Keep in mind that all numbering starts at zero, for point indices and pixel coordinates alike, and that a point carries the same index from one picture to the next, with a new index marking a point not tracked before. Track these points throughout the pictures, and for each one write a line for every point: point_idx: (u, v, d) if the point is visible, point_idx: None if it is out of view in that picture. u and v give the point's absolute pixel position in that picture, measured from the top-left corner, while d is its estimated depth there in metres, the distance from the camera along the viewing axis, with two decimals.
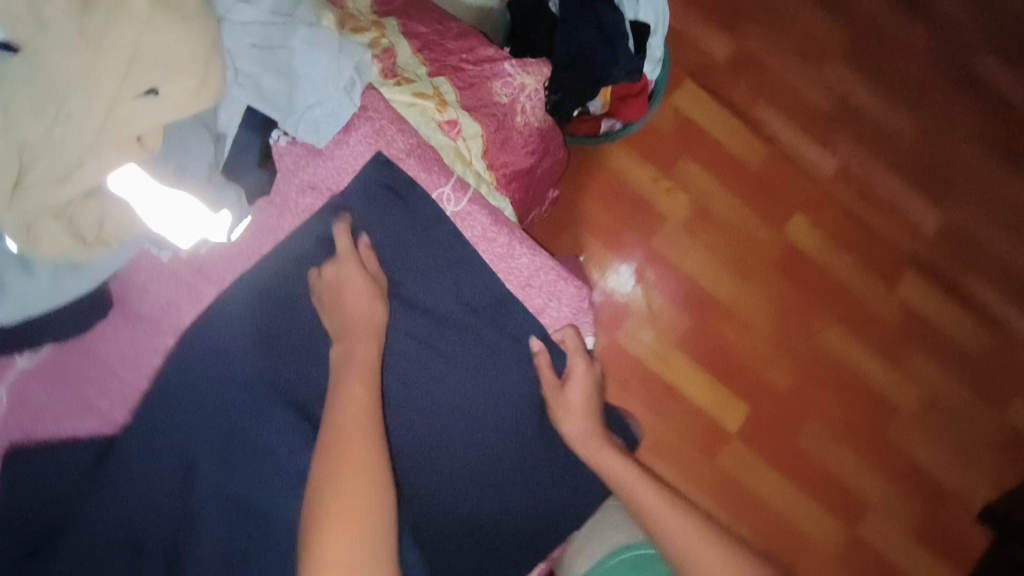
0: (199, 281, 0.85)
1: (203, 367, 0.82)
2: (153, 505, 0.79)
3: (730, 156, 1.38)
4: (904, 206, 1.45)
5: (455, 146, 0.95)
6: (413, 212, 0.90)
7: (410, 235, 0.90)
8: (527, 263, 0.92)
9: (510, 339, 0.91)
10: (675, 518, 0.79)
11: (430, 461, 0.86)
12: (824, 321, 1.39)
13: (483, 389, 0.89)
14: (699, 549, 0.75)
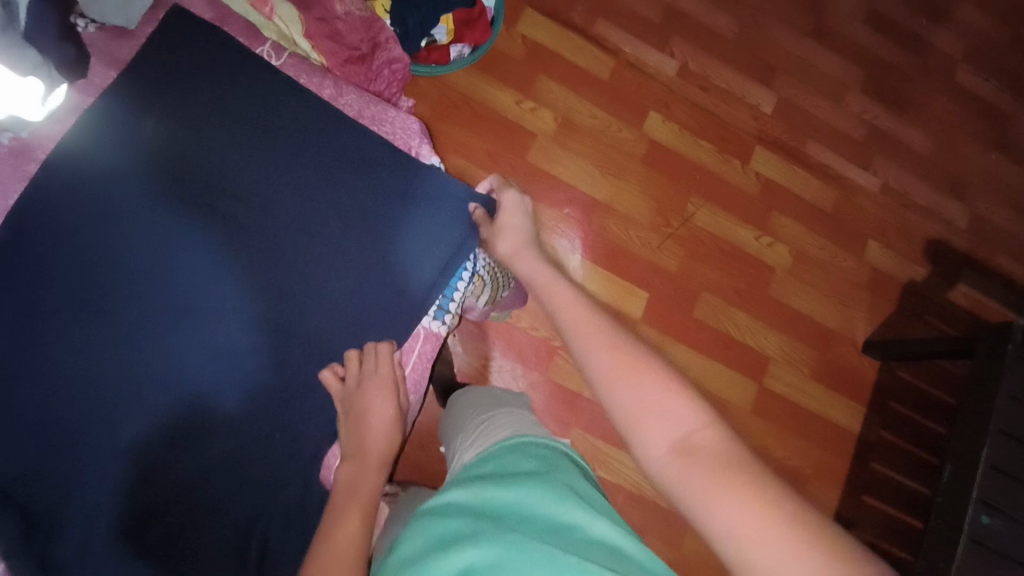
0: (22, 161, 0.92)
1: (60, 259, 0.87)
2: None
3: (581, 71, 1.51)
4: (740, 92, 1.63)
5: (272, 23, 1.08)
6: (237, 54, 1.01)
7: (226, 87, 0.98)
8: (355, 99, 1.08)
9: (358, 159, 1.00)
10: (583, 329, 0.75)
11: (291, 292, 0.93)
12: (696, 202, 1.53)
13: (320, 222, 0.96)
14: (599, 342, 0.72)
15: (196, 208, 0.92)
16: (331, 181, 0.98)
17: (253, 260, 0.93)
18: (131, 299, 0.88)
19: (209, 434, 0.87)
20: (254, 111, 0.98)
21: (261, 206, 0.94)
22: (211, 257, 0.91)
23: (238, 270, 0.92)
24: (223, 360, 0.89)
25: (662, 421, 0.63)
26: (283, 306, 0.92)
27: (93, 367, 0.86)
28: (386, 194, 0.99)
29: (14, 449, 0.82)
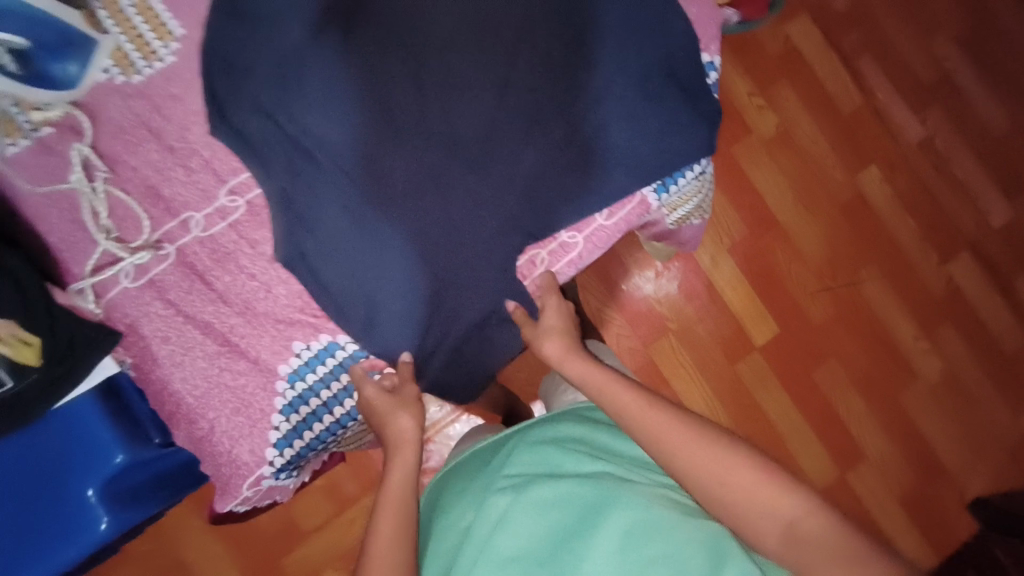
0: None
1: (323, 25, 0.61)
2: (230, 93, 0.61)
3: (824, 95, 1.45)
4: (974, 191, 1.49)
5: None
6: None
7: None
8: None
9: (640, 51, 0.66)
10: (611, 387, 0.59)
11: (509, 169, 0.64)
12: (872, 271, 1.44)
13: (573, 113, 0.65)
14: (642, 415, 0.55)
15: (432, 30, 0.63)
16: (606, 53, 0.66)
17: (506, 118, 0.64)
18: (370, 96, 0.61)
19: (369, 293, 0.62)
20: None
21: (550, 19, 0.65)
22: (474, 18, 0.64)
23: (534, 73, 0.64)
24: (424, 152, 0.62)
25: (751, 504, 0.48)
26: (495, 140, 0.64)
27: (272, 159, 0.61)
28: (680, 90, 0.68)
29: (142, 172, 0.61)
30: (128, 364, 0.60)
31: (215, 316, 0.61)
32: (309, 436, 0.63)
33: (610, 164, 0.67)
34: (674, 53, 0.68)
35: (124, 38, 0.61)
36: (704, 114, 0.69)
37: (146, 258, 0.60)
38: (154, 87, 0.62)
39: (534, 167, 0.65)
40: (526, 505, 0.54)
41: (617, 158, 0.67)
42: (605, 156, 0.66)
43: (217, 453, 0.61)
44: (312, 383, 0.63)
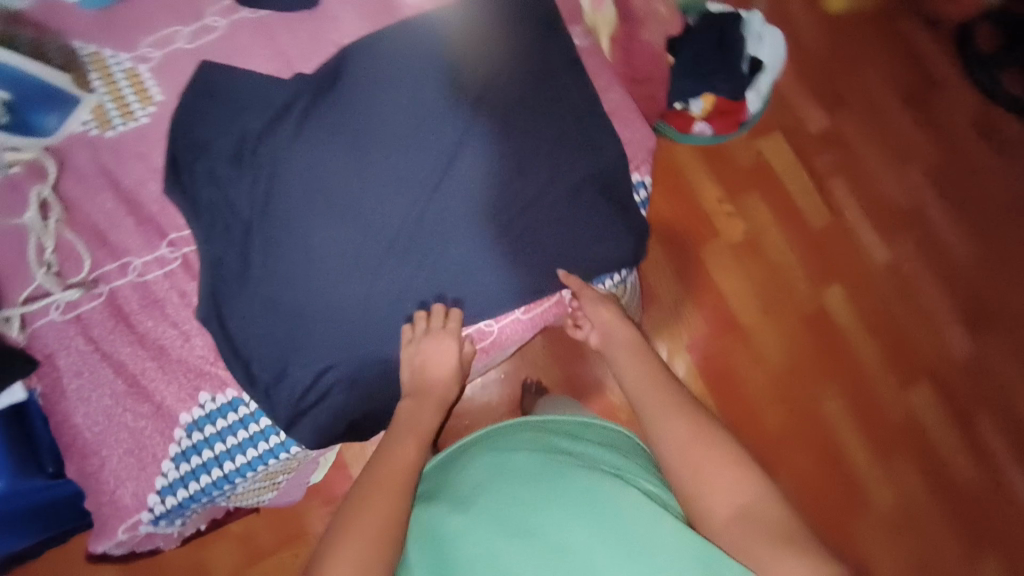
0: (383, 18, 0.75)
1: (288, 115, 0.69)
2: (196, 158, 0.68)
3: (793, 209, 1.46)
4: (938, 321, 1.42)
5: None
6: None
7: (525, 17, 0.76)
8: (617, 97, 0.78)
9: (572, 161, 0.72)
10: (633, 353, 0.65)
11: (430, 256, 0.69)
12: (827, 387, 1.37)
13: (494, 210, 0.70)
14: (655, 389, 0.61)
15: (380, 130, 0.70)
16: (538, 159, 0.71)
17: (435, 213, 0.70)
18: (312, 179, 0.68)
19: (283, 353, 0.66)
20: (572, 77, 0.75)
21: (488, 125, 0.71)
22: (419, 122, 0.70)
23: (467, 176, 0.70)
24: (353, 233, 0.68)
25: (717, 476, 0.53)
26: (423, 230, 0.69)
27: (217, 222, 0.67)
28: (607, 199, 0.73)
29: (88, 217, 0.66)
30: (38, 393, 0.63)
31: (129, 358, 0.64)
32: (195, 487, 0.64)
33: (530, 259, 0.71)
34: (608, 167, 0.73)
35: (106, 97, 0.69)
36: (628, 222, 0.74)
37: (78, 294, 0.64)
38: (124, 143, 0.68)
39: (454, 258, 0.70)
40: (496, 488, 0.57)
41: (539, 255, 0.71)
42: (528, 251, 0.71)
43: (102, 491, 0.62)
44: (210, 433, 0.65)
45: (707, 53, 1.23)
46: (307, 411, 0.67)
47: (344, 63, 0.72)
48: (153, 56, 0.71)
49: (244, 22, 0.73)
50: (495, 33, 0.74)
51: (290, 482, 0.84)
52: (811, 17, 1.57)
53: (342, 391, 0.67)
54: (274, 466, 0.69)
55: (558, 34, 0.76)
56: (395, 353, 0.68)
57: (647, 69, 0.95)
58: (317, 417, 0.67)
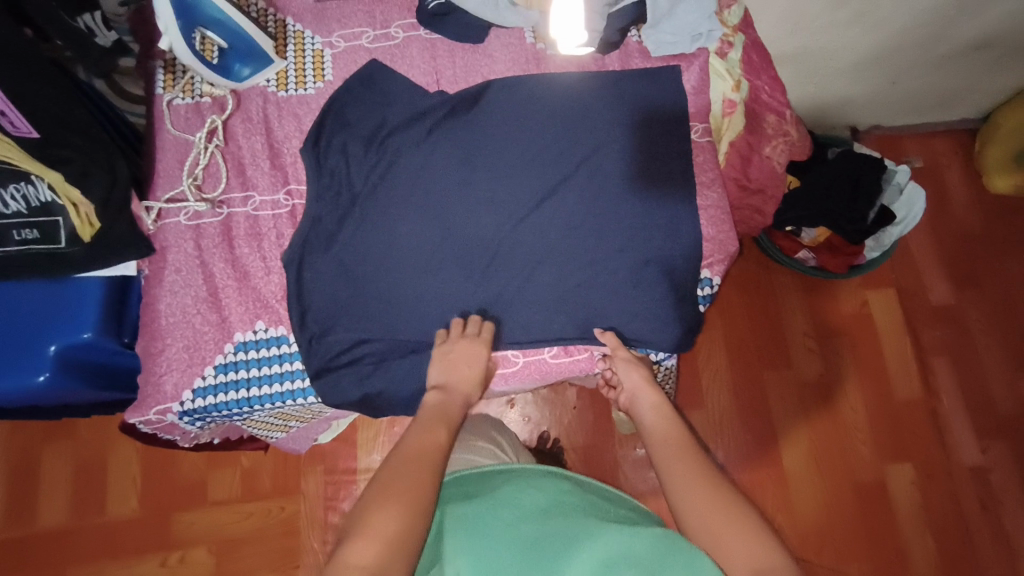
0: (528, 67, 0.83)
1: (419, 119, 0.79)
2: (334, 132, 0.79)
3: (883, 372, 1.32)
4: (1017, 551, 1.22)
5: (722, 64, 0.84)
6: (673, 89, 0.81)
7: (654, 100, 0.81)
8: (714, 197, 0.80)
9: (648, 239, 0.75)
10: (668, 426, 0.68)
11: (489, 276, 0.74)
12: (861, 570, 1.20)
13: (562, 256, 0.74)
14: (676, 462, 0.64)
15: (489, 155, 0.77)
16: (617, 226, 0.75)
17: (509, 240, 0.75)
18: (418, 177, 0.76)
19: (336, 312, 0.74)
20: (679, 166, 0.78)
21: (583, 182, 0.76)
22: (528, 161, 0.77)
23: (551, 221, 0.75)
24: (433, 233, 0.75)
25: (736, 543, 0.56)
26: (492, 252, 0.75)
27: (330, 186, 0.77)
28: (669, 283, 0.74)
29: (238, 152, 0.79)
30: (144, 273, 0.75)
31: (219, 271, 0.75)
32: (221, 398, 0.72)
33: (577, 311, 0.74)
34: (680, 256, 0.75)
35: (292, 66, 0.82)
36: (685, 316, 0.75)
37: (204, 209, 0.76)
38: (288, 103, 0.81)
39: (511, 288, 0.74)
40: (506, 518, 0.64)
41: (586, 310, 0.74)
42: (578, 304, 0.74)
43: (154, 372, 0.72)
44: (251, 357, 0.73)
45: (834, 188, 1.17)
46: (332, 370, 0.73)
47: (481, 91, 0.81)
48: (338, 45, 0.84)
49: (417, 38, 0.84)
50: (623, 107, 0.80)
51: (301, 431, 0.91)
52: (969, 189, 1.42)
53: (368, 363, 0.73)
54: (290, 407, 0.76)
55: (679, 125, 0.80)
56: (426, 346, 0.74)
57: (759, 180, 0.92)
58: (340, 379, 0.73)
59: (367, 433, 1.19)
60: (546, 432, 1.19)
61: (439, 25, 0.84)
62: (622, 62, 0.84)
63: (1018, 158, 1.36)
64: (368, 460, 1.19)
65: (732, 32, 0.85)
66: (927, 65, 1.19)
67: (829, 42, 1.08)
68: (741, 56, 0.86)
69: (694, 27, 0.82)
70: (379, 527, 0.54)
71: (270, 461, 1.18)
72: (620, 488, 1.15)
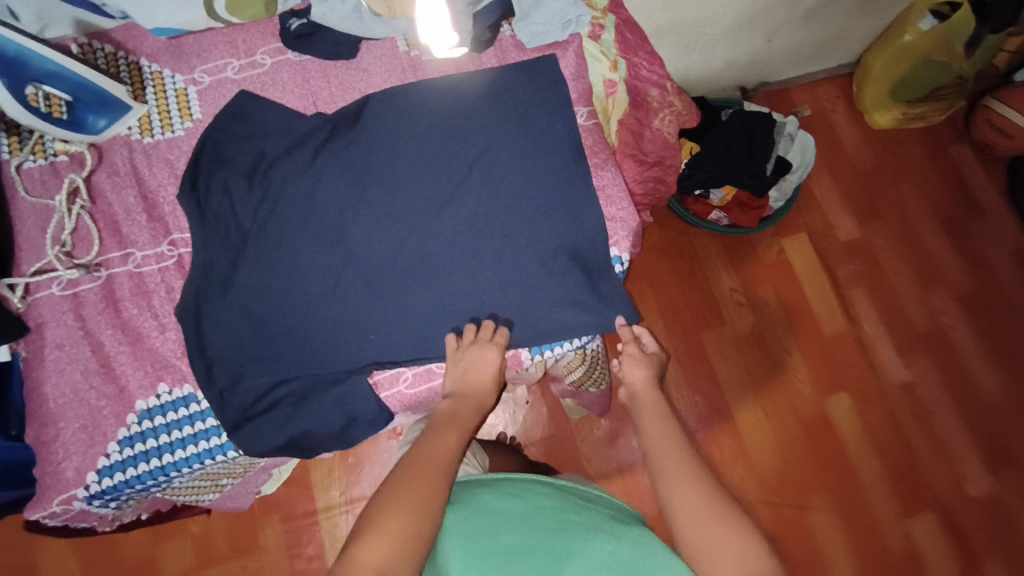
0: (406, 75, 0.82)
1: (301, 145, 0.76)
2: (213, 171, 0.75)
3: (808, 312, 1.39)
4: (953, 451, 1.31)
5: (595, 46, 0.86)
6: (552, 75, 0.82)
7: (536, 88, 0.81)
8: (610, 174, 0.81)
9: (552, 227, 0.75)
10: (650, 410, 0.72)
11: (401, 292, 0.72)
12: (822, 500, 1.26)
13: (473, 259, 0.74)
14: (663, 445, 0.66)
15: (379, 171, 0.75)
16: (520, 220, 0.75)
17: (414, 253, 0.73)
18: (310, 203, 0.73)
19: (247, 359, 0.70)
20: (570, 150, 0.78)
21: (480, 182, 0.76)
22: (421, 170, 0.76)
23: (452, 226, 0.74)
24: (335, 259, 0.73)
25: (716, 529, 0.58)
26: (400, 267, 0.73)
27: (217, 229, 0.73)
28: (581, 267, 0.75)
29: (109, 208, 0.74)
30: (22, 355, 0.69)
31: (108, 339, 0.69)
32: (131, 473, 0.66)
33: (496, 311, 0.74)
34: (586, 239, 0.76)
35: (154, 110, 0.77)
36: (602, 295, 0.75)
37: (78, 275, 0.70)
38: (157, 149, 0.77)
39: (423, 302, 0.72)
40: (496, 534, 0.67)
41: (504, 308, 0.74)
42: (495, 303, 0.73)
43: (49, 460, 0.66)
44: (158, 424, 0.68)
45: (732, 143, 1.23)
46: (252, 419, 0.69)
47: (362, 106, 0.79)
48: (202, 80, 0.79)
49: (285, 62, 0.81)
50: (507, 102, 0.80)
51: (237, 486, 0.86)
52: (855, 129, 1.52)
53: (288, 404, 0.70)
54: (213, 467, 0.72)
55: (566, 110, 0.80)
56: (345, 374, 0.71)
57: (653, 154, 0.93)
58: (260, 428, 0.69)
59: (320, 471, 1.14)
60: (503, 432, 1.18)
61: (306, 46, 0.81)
62: (499, 59, 0.84)
63: (894, 92, 1.44)
64: (326, 497, 1.14)
65: (601, 14, 0.87)
66: (794, 21, 1.26)
67: (699, 12, 1.12)
68: (614, 35, 0.88)
69: (562, 15, 0.82)
70: (386, 542, 0.54)
71: (219, 523, 1.12)
72: (584, 473, 1.16)
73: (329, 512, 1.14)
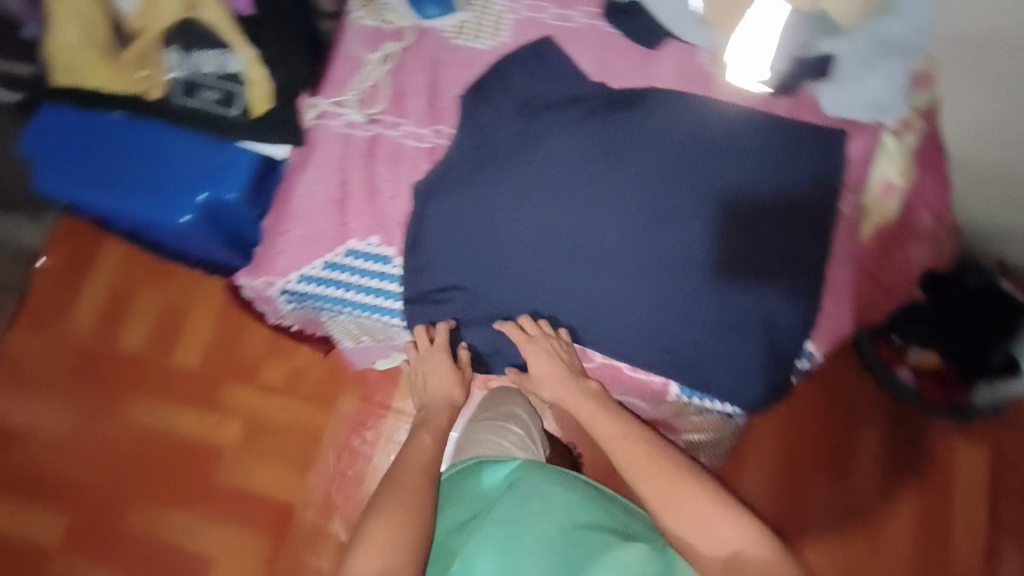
0: (697, 86, 0.82)
1: (573, 107, 0.80)
2: (493, 92, 0.82)
3: (951, 534, 1.11)
4: None
5: (894, 145, 0.79)
6: (830, 155, 0.78)
7: (811, 159, 0.78)
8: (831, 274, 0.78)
9: (754, 291, 0.76)
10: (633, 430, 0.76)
11: (591, 272, 0.77)
12: None
13: (665, 280, 0.76)
14: (648, 461, 0.71)
15: (624, 161, 0.78)
16: (727, 269, 0.76)
17: (619, 246, 0.76)
18: (554, 158, 0.78)
19: (442, 255, 0.78)
20: (815, 237, 0.77)
21: (708, 217, 0.76)
22: (661, 179, 0.77)
23: (671, 244, 0.76)
24: (552, 214, 0.77)
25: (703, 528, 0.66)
26: (600, 251, 0.77)
27: (474, 140, 0.80)
28: (760, 341, 0.76)
29: (400, 81, 0.84)
30: (288, 160, 0.80)
31: (352, 183, 0.80)
32: (324, 290, 0.80)
33: (662, 334, 0.77)
34: (777, 319, 0.76)
35: (474, 19, 0.85)
36: (767, 374, 0.77)
37: (358, 122, 0.81)
38: (459, 51, 0.84)
39: (608, 293, 0.77)
40: (504, 511, 0.76)
41: (669, 336, 0.77)
42: (666, 326, 0.76)
43: (268, 251, 0.79)
44: (355, 266, 0.79)
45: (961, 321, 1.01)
46: (431, 302, 0.80)
47: (639, 98, 0.81)
48: (522, 12, 0.86)
49: (595, 29, 0.85)
50: (777, 157, 0.77)
51: (363, 351, 0.96)
52: None
53: (457, 307, 0.80)
54: (375, 320, 0.83)
55: (825, 194, 0.78)
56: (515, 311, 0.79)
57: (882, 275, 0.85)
58: (429, 310, 0.80)
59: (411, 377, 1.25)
60: None
61: (622, 21, 0.84)
62: (791, 111, 0.80)
63: None
64: (401, 401, 1.25)
65: (916, 116, 0.80)
66: None
67: None
68: (916, 144, 0.81)
69: (876, 100, 0.79)
70: (381, 536, 0.67)
71: (316, 369, 1.27)
72: None
73: (398, 415, 1.25)
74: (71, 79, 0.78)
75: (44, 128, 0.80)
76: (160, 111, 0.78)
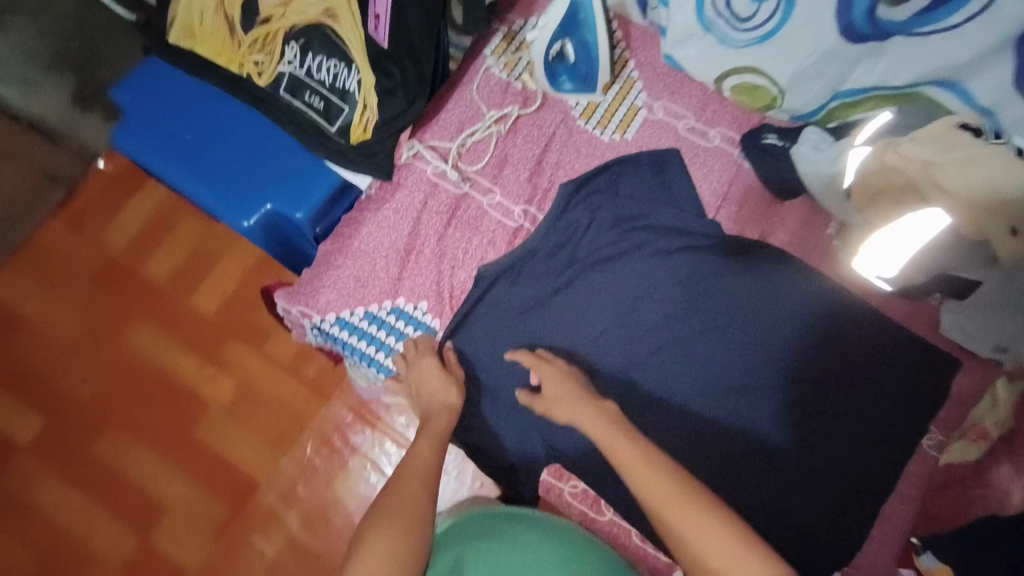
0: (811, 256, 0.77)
1: (677, 235, 0.74)
2: (601, 190, 0.76)
3: None
4: None
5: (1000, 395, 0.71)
6: (929, 381, 0.71)
7: (905, 380, 0.71)
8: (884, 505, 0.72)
9: (797, 503, 0.68)
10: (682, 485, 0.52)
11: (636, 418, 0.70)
12: None
13: (712, 453, 0.69)
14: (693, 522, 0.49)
15: (709, 312, 0.72)
16: (777, 467, 0.69)
17: (675, 401, 0.71)
18: (639, 283, 0.73)
19: (490, 341, 0.72)
20: (884, 467, 0.69)
21: (773, 404, 0.70)
22: (739, 346, 0.71)
23: (729, 418, 0.70)
24: (618, 340, 0.72)
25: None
26: (654, 398, 0.71)
27: (563, 234, 0.75)
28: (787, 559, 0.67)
29: (509, 146, 0.79)
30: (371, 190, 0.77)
31: (424, 236, 0.75)
32: (353, 340, 0.73)
33: None
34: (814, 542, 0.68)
35: (605, 105, 0.81)
36: None
37: (450, 175, 0.76)
38: (580, 134, 0.80)
39: None
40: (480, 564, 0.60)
41: None
42: None
43: (316, 278, 0.74)
44: (396, 327, 0.73)
45: None
46: None
47: (744, 250, 0.74)
48: (657, 114, 0.81)
49: (727, 155, 0.80)
50: (866, 367, 0.71)
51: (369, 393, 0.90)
52: None
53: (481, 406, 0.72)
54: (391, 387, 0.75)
55: (909, 419, 0.70)
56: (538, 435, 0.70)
57: None
58: None
59: None
60: None
61: (757, 158, 0.78)
62: (903, 317, 0.76)
63: None
64: None
65: None
66: None
67: None
68: None
69: (1001, 338, 0.70)
70: None
71: None
72: None
73: None
74: (194, 44, 0.77)
75: (144, 83, 0.79)
76: (262, 101, 0.76)
